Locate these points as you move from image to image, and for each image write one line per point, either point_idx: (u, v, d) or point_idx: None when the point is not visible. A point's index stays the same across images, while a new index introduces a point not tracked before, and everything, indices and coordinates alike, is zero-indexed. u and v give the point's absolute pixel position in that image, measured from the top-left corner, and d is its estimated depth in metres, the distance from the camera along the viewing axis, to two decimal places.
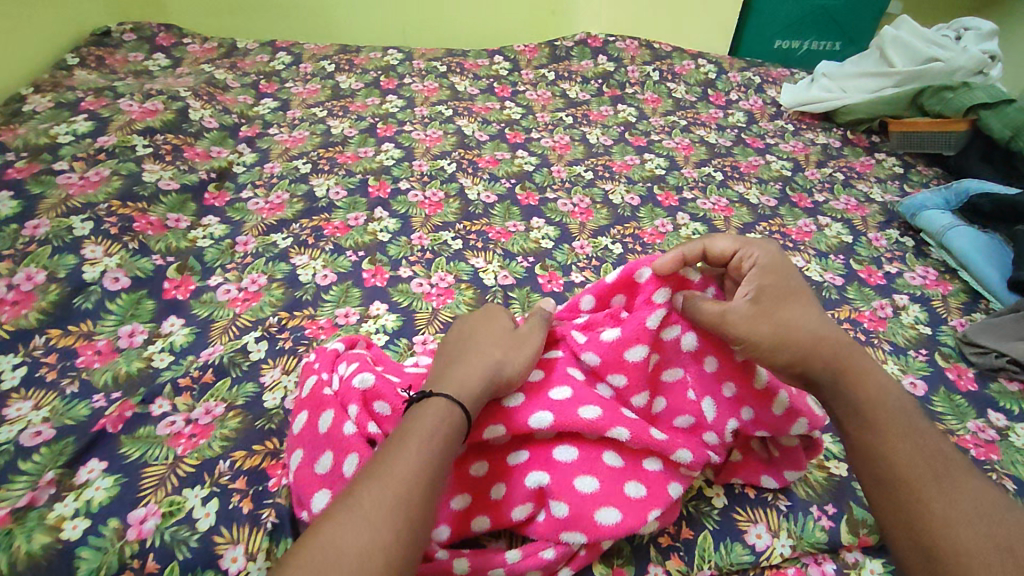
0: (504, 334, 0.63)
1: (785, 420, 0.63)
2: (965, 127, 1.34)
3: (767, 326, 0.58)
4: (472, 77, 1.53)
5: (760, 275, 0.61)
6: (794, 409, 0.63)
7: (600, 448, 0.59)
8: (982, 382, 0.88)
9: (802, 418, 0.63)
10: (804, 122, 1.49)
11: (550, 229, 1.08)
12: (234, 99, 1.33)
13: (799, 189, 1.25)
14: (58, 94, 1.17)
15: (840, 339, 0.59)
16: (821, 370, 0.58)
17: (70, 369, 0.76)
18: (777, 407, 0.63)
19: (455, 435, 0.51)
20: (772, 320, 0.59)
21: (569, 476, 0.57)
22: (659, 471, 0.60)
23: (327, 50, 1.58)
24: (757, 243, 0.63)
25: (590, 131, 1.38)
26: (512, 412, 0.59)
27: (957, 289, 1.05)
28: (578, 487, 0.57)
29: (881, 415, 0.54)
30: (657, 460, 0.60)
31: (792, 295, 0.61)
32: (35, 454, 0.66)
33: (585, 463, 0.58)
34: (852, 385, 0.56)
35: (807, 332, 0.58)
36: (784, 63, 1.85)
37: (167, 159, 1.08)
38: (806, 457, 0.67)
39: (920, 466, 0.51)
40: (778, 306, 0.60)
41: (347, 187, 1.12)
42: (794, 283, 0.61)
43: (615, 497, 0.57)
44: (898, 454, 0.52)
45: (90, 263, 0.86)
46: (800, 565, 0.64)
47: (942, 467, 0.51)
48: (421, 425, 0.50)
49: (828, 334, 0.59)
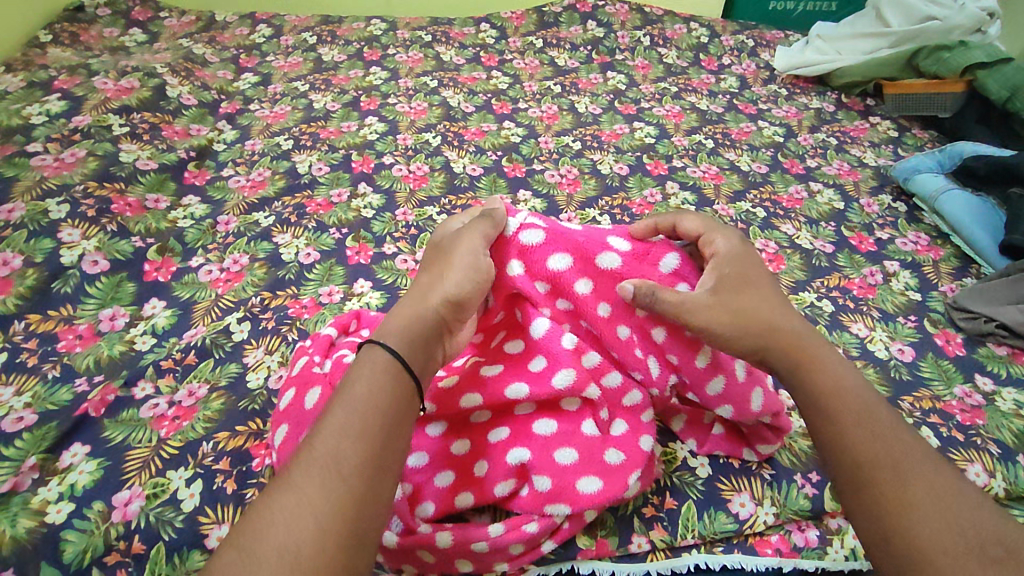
0: (438, 254, 0.61)
1: (714, 401, 0.63)
2: (962, 88, 1.31)
3: (709, 312, 0.56)
4: (458, 46, 1.49)
5: (719, 265, 0.60)
6: (724, 395, 0.62)
7: (577, 419, 0.60)
8: (970, 347, 0.87)
9: (728, 403, 0.62)
10: (798, 86, 1.46)
11: (538, 201, 1.06)
12: (214, 75, 1.30)
13: (791, 155, 1.23)
14: (30, 73, 1.15)
15: (800, 333, 0.56)
16: (777, 352, 0.56)
17: (51, 354, 0.75)
18: (710, 389, 0.63)
19: (375, 378, 0.49)
20: (720, 303, 0.57)
21: (547, 449, 0.58)
22: (628, 433, 0.61)
23: (308, 21, 1.54)
24: (722, 232, 0.63)
25: (579, 100, 1.35)
26: (489, 381, 0.61)
27: (949, 254, 1.03)
28: (557, 458, 0.58)
29: (838, 402, 0.52)
30: (624, 423, 0.61)
31: (753, 287, 0.59)
32: (18, 439, 0.66)
33: (563, 436, 0.59)
34: (806, 366, 0.54)
35: (763, 318, 0.56)
36: (778, 25, 1.81)
37: (144, 138, 1.06)
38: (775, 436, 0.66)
39: (881, 450, 0.48)
40: (735, 302, 0.57)
41: (330, 163, 1.10)
42: (754, 275, 0.60)
43: (595, 466, 0.58)
44: (855, 439, 0.49)
45: (68, 246, 0.85)
46: (783, 532, 0.64)
47: (902, 449, 0.48)
48: (358, 376, 0.49)
49: (785, 318, 0.57)
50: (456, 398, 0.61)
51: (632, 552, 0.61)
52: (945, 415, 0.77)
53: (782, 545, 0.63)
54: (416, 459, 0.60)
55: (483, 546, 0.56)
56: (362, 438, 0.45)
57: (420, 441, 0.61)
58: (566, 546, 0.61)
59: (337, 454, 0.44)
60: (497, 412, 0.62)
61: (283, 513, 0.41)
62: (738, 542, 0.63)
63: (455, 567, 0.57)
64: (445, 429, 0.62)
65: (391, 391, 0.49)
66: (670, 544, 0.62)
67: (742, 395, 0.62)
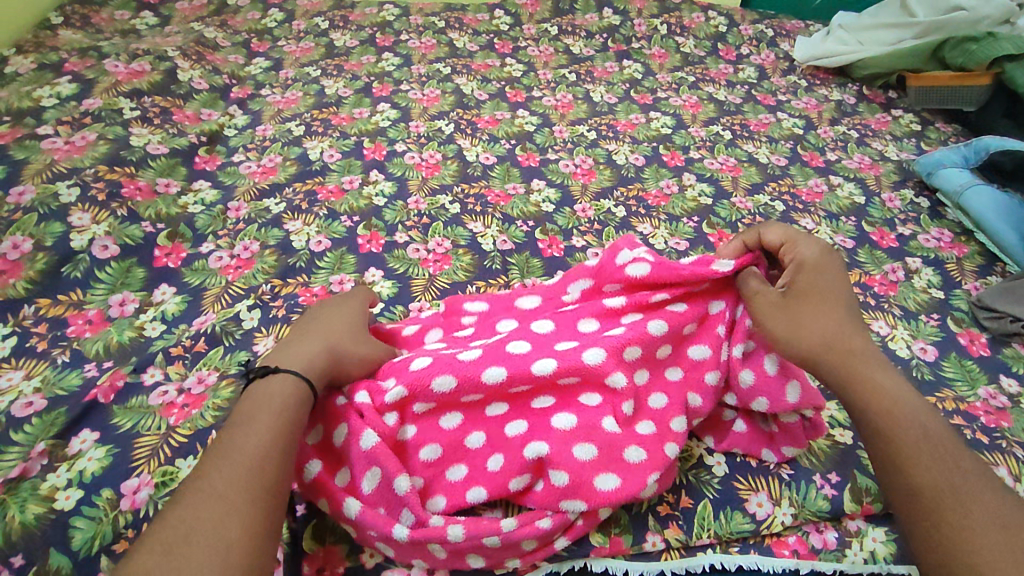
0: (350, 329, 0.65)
1: (746, 394, 0.63)
2: (989, 81, 1.28)
3: (774, 312, 0.61)
4: (471, 33, 1.47)
5: (797, 273, 0.61)
6: (756, 388, 0.62)
7: (599, 413, 0.60)
8: (995, 347, 0.85)
9: (763, 396, 0.62)
10: (818, 77, 1.43)
11: (552, 191, 1.05)
12: (225, 59, 1.28)
13: (811, 148, 1.21)
14: (41, 55, 1.13)
15: (855, 349, 0.57)
16: (830, 366, 0.57)
17: (61, 339, 0.75)
18: (743, 380, 0.63)
19: (283, 403, 0.53)
20: (784, 307, 0.60)
21: (566, 445, 0.57)
22: (653, 435, 0.60)
23: (321, 6, 1.52)
24: (808, 240, 0.64)
25: (594, 88, 1.32)
26: (515, 355, 0.60)
27: (973, 251, 1.01)
28: (576, 454, 0.57)
29: (892, 426, 0.53)
30: (650, 424, 0.60)
31: (824, 298, 0.60)
32: (28, 424, 0.65)
33: (583, 431, 0.58)
34: (858, 386, 0.56)
35: (823, 331, 0.58)
36: (797, 14, 1.78)
37: (155, 123, 1.05)
38: (806, 437, 0.66)
39: (937, 477, 0.50)
40: (801, 309, 0.60)
41: (341, 150, 1.09)
42: (830, 289, 0.60)
43: (613, 463, 0.57)
44: (911, 466, 0.51)
45: (78, 230, 0.84)
46: (801, 533, 0.63)
47: (958, 475, 0.50)
48: (270, 406, 0.53)
49: (846, 333, 0.58)
50: (479, 372, 0.59)
51: (646, 551, 0.60)
52: (969, 417, 0.75)
53: (799, 547, 0.62)
54: (427, 452, 0.58)
55: (495, 541, 0.55)
56: (279, 458, 0.50)
57: (435, 433, 0.59)
58: (578, 543, 0.60)
59: (260, 467, 0.49)
60: (514, 405, 0.60)
61: (207, 522, 0.45)
62: (755, 543, 0.62)
63: (466, 562, 0.56)
64: (461, 420, 0.60)
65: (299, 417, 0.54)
66: (685, 543, 0.61)
67: (776, 387, 0.62)
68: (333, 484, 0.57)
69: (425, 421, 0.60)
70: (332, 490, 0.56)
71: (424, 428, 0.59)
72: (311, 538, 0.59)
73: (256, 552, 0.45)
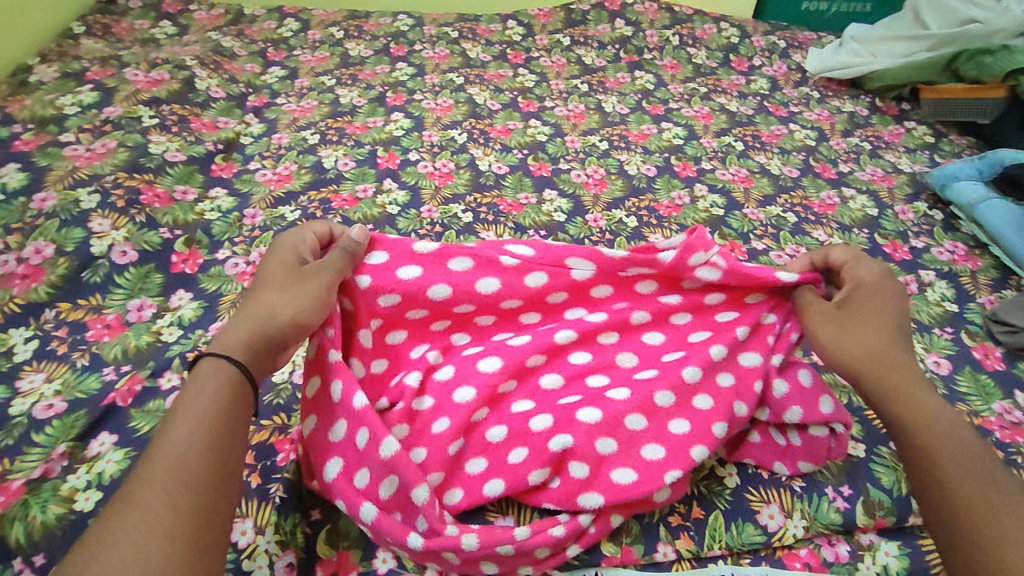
0: (283, 276, 0.59)
1: (779, 404, 0.64)
2: (1004, 93, 1.27)
3: (828, 324, 0.61)
4: (484, 43, 1.49)
5: (855, 291, 0.62)
6: (789, 399, 0.64)
7: (629, 408, 0.60)
8: (1009, 362, 0.85)
9: (799, 405, 0.64)
10: (831, 89, 1.43)
11: (564, 201, 1.05)
12: (242, 68, 1.31)
13: (823, 159, 1.20)
14: (64, 63, 1.16)
15: (898, 364, 0.58)
16: (870, 376, 0.57)
17: (81, 343, 0.76)
18: (776, 390, 0.64)
19: (215, 393, 0.51)
20: (839, 319, 0.60)
21: (590, 438, 0.58)
22: (687, 434, 0.60)
23: (336, 16, 1.54)
24: (869, 263, 0.64)
25: (606, 99, 1.33)
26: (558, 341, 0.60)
27: (987, 265, 1.00)
28: (598, 447, 0.59)
29: (930, 439, 0.54)
30: (685, 423, 0.61)
31: (877, 315, 0.60)
32: (48, 426, 0.66)
33: (608, 424, 0.59)
34: (898, 400, 0.56)
35: (869, 344, 0.58)
36: (810, 26, 1.79)
37: (173, 130, 1.07)
38: (825, 454, 0.66)
39: (972, 488, 0.51)
40: (855, 323, 0.60)
41: (355, 158, 1.10)
42: (885, 309, 0.61)
43: (633, 460, 0.59)
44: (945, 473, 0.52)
45: (98, 236, 0.86)
46: (813, 546, 0.63)
47: (995, 491, 0.51)
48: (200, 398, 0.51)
49: (893, 349, 0.58)
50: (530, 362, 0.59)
51: (657, 561, 0.60)
52: (983, 432, 0.75)
53: (812, 559, 0.62)
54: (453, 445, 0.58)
55: (508, 549, 0.55)
56: (203, 451, 0.48)
57: (463, 423, 0.59)
58: (590, 552, 0.60)
59: (180, 467, 0.47)
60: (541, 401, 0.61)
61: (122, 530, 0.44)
62: (767, 555, 0.62)
63: (478, 567, 0.56)
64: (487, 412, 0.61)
65: (233, 403, 0.51)
66: (696, 554, 0.61)
67: (811, 398, 0.64)
68: (349, 487, 0.57)
69: (450, 406, 0.60)
70: (349, 494, 0.57)
71: (452, 415, 0.59)
72: (325, 542, 0.59)
73: (199, 548, 0.45)
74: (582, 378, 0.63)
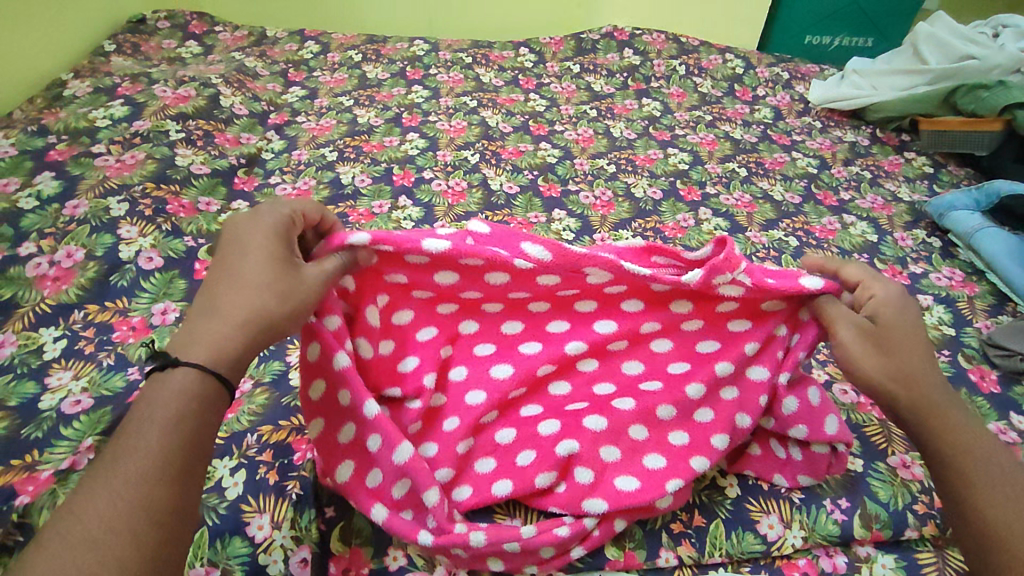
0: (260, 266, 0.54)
1: (786, 420, 0.66)
2: (999, 126, 1.31)
3: (863, 341, 0.60)
4: (497, 69, 1.54)
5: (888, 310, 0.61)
6: (797, 416, 0.65)
7: (631, 420, 0.63)
8: (1006, 384, 0.87)
9: (804, 423, 0.66)
10: (833, 120, 1.47)
11: (572, 221, 1.09)
12: (264, 87, 1.36)
13: (824, 187, 1.24)
14: (96, 79, 1.21)
15: (934, 390, 0.59)
16: (909, 401, 0.59)
17: (107, 343, 0.79)
18: (785, 407, 0.65)
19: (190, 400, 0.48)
20: (873, 339, 0.60)
21: (595, 446, 0.62)
22: (686, 446, 0.63)
23: (354, 40, 1.60)
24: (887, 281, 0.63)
25: (614, 124, 1.38)
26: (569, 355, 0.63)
27: (984, 291, 1.03)
28: (602, 455, 0.62)
29: (969, 466, 0.56)
30: (684, 436, 0.63)
31: (908, 335, 0.60)
32: (76, 421, 0.69)
33: (611, 433, 0.63)
34: (935, 424, 0.58)
35: (907, 369, 0.59)
36: (815, 58, 1.85)
37: (199, 144, 1.11)
38: (824, 470, 0.68)
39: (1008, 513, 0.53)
40: (888, 346, 0.59)
41: (372, 176, 1.14)
42: (913, 329, 0.60)
43: (635, 468, 0.62)
44: (983, 498, 0.55)
45: (126, 242, 0.90)
46: (811, 556, 0.64)
47: None
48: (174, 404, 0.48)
49: (928, 374, 0.59)
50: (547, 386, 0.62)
51: (659, 566, 0.62)
52: None
53: (810, 569, 0.63)
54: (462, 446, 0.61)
55: (515, 547, 0.57)
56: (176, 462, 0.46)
57: (472, 425, 0.62)
58: (594, 556, 0.62)
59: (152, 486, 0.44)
60: (550, 409, 0.64)
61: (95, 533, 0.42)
62: (765, 563, 0.64)
63: (486, 564, 0.59)
64: (497, 416, 0.64)
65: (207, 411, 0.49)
66: (697, 561, 0.63)
67: (816, 418, 0.66)
68: (363, 489, 0.60)
69: (460, 403, 0.63)
70: (360, 494, 0.60)
71: (463, 416, 0.62)
72: (338, 539, 0.61)
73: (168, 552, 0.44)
74: (589, 384, 0.66)
